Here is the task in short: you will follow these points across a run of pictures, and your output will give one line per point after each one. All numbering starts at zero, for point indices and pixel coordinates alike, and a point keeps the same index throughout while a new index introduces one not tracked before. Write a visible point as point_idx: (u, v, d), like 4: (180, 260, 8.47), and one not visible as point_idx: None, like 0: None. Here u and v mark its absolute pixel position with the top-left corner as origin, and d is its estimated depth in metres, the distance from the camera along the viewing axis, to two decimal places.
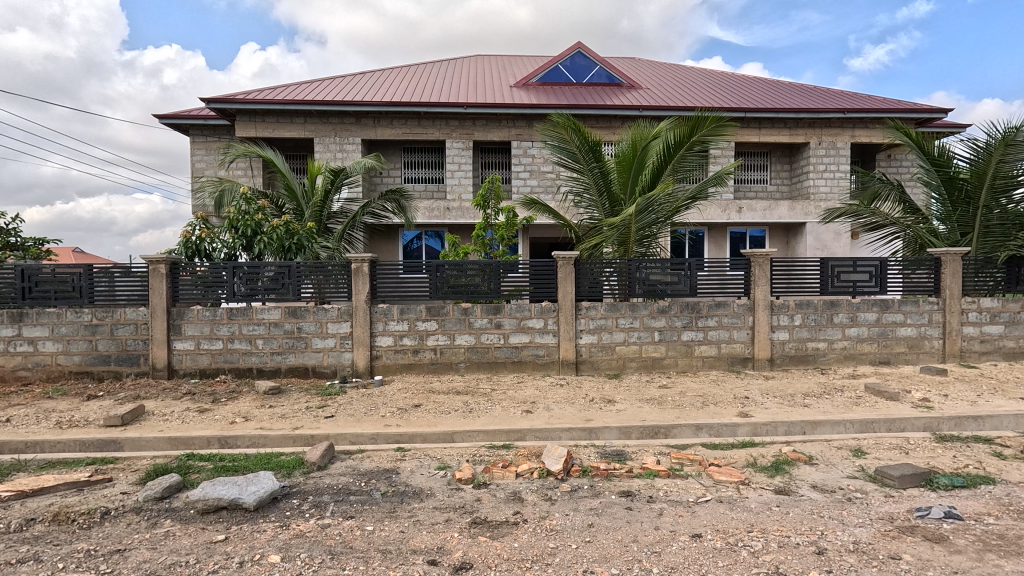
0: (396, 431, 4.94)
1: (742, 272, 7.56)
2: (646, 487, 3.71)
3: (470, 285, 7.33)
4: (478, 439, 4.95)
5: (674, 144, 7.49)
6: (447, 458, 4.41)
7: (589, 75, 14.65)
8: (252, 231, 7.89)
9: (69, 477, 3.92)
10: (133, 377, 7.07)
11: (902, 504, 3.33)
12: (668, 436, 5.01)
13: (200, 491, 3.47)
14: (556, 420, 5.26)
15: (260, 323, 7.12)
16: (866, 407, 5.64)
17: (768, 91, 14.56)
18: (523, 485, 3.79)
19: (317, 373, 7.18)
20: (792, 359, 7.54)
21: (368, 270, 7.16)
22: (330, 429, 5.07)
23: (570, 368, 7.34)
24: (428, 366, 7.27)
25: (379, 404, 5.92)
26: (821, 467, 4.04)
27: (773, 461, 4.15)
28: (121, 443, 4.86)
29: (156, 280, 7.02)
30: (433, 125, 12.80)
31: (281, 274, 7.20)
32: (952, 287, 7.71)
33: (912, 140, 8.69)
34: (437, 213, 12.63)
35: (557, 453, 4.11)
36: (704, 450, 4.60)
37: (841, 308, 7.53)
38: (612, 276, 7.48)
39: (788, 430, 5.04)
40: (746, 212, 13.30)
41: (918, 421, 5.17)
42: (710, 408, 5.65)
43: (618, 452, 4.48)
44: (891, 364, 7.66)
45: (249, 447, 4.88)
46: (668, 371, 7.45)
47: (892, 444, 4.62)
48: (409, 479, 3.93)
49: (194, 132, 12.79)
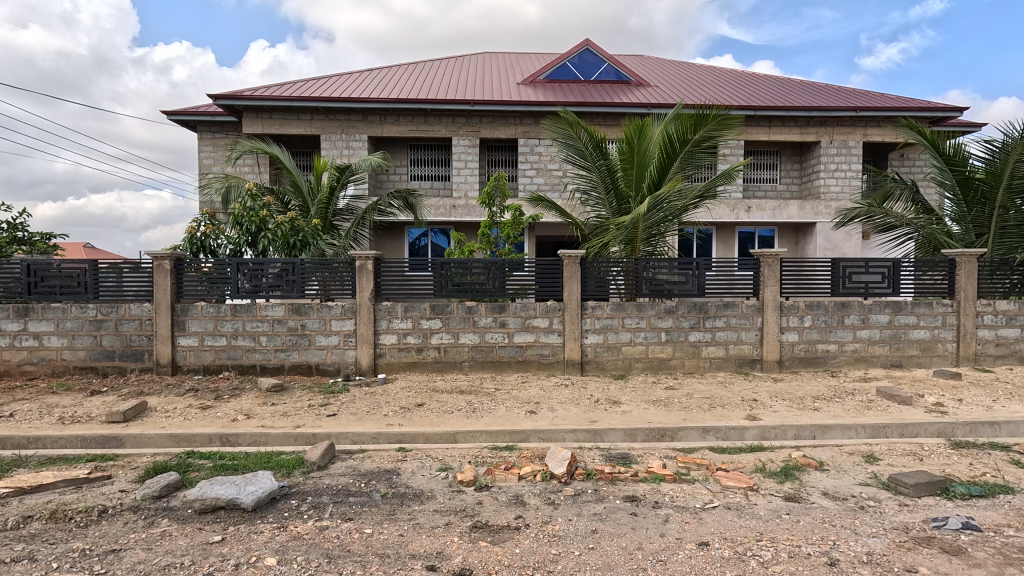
0: (398, 431, 4.88)
1: (751, 272, 7.44)
2: (651, 492, 3.62)
3: (475, 283, 7.26)
4: (481, 440, 4.88)
5: (678, 140, 7.39)
6: (449, 459, 4.34)
7: (598, 72, 14.50)
8: (256, 227, 7.83)
9: (69, 474, 3.88)
10: (138, 372, 7.07)
11: (918, 514, 3.21)
12: (675, 439, 4.92)
13: (198, 489, 3.43)
14: (560, 421, 5.18)
15: (264, 320, 7.09)
16: (877, 412, 5.51)
17: (779, 89, 14.36)
18: (526, 488, 3.71)
19: (321, 370, 7.14)
20: (802, 361, 7.41)
21: (373, 267, 7.10)
22: (333, 428, 5.02)
23: (575, 368, 7.26)
24: (432, 365, 7.20)
25: (382, 403, 5.86)
26: (832, 473, 3.92)
27: (782, 466, 4.04)
28: (122, 439, 4.83)
29: (160, 276, 7.00)
30: (439, 122, 12.74)
31: (285, 272, 7.15)
32: (967, 288, 7.54)
33: (925, 140, 8.53)
34: (442, 210, 12.60)
35: (561, 456, 4.03)
36: (712, 453, 4.50)
37: (852, 309, 7.40)
38: (618, 276, 7.38)
39: (798, 434, 4.95)
40: (755, 212, 13.13)
41: (932, 426, 5.05)
42: (718, 411, 5.55)
43: (623, 455, 4.40)
44: (903, 367, 7.51)
45: (250, 445, 4.84)
46: (675, 372, 7.35)
47: (905, 449, 4.50)
48: (409, 481, 3.85)
49: (203, 128, 12.82)
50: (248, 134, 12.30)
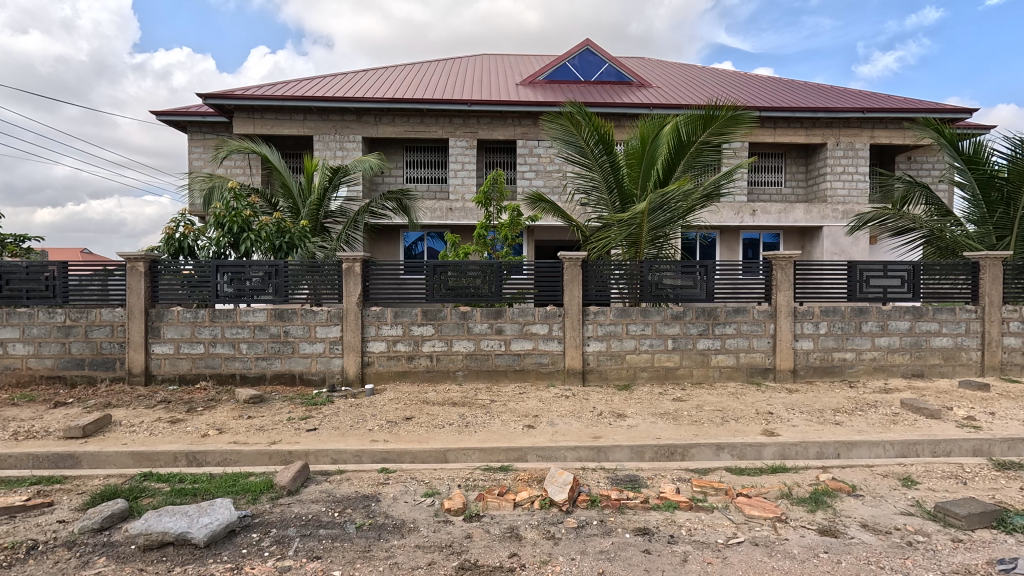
0: (384, 448, 4.44)
1: (764, 276, 7.02)
2: (666, 523, 3.17)
3: (470, 287, 6.84)
4: (472, 459, 4.42)
5: (686, 138, 7.01)
6: (436, 482, 3.88)
7: (599, 73, 14.15)
8: (239, 228, 7.38)
9: (3, 500, 3.41)
10: (108, 382, 6.60)
11: (980, 554, 2.78)
12: (687, 458, 4.47)
13: (143, 523, 2.95)
14: (561, 437, 4.73)
15: (244, 326, 6.65)
16: (905, 427, 5.07)
17: (784, 90, 14.02)
18: (522, 518, 3.25)
19: (304, 380, 6.69)
20: (817, 371, 6.97)
21: (361, 270, 6.68)
22: (311, 444, 4.57)
23: (576, 378, 6.81)
24: (423, 375, 6.76)
25: (367, 417, 5.41)
26: (868, 501, 3.47)
27: (811, 492, 3.58)
28: (78, 458, 4.37)
29: (134, 279, 6.58)
30: (436, 123, 12.35)
31: (267, 275, 6.73)
32: (992, 294, 7.12)
33: (943, 139, 8.15)
34: (439, 213, 12.18)
35: (562, 479, 3.57)
36: (730, 475, 4.04)
37: (870, 315, 6.97)
38: (621, 279, 6.96)
39: (821, 452, 4.51)
40: (760, 216, 12.74)
41: (968, 443, 4.61)
42: (731, 425, 5.09)
43: (630, 478, 3.94)
44: (925, 377, 7.07)
45: (218, 465, 4.38)
46: (682, 382, 6.90)
47: (944, 471, 4.05)
48: (390, 510, 3.38)
49: (193, 129, 12.47)
50: (239, 134, 11.93)
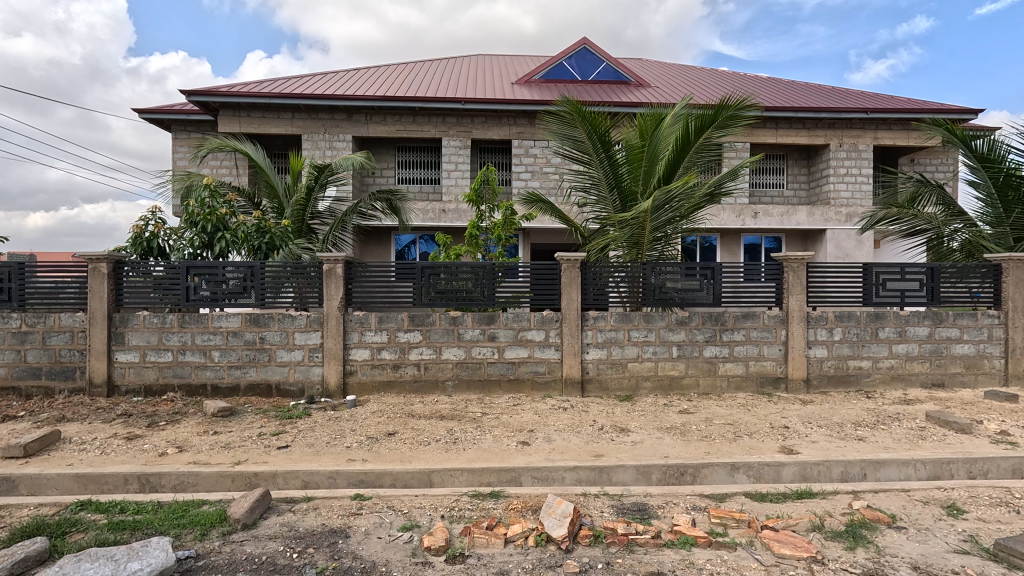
0: (360, 469, 3.95)
1: (776, 280, 6.57)
2: (683, 566, 2.69)
3: (461, 291, 6.36)
4: (460, 482, 3.93)
5: (690, 135, 6.54)
6: (417, 513, 3.38)
7: (596, 71, 13.76)
8: (214, 227, 6.87)
9: None
10: (66, 394, 6.09)
11: None
12: (698, 479, 4.01)
13: (55, 572, 2.45)
14: (558, 456, 4.25)
15: (217, 333, 6.16)
16: (935, 443, 4.62)
17: (786, 91, 13.70)
18: (514, 560, 2.77)
19: (281, 391, 6.20)
20: (832, 380, 6.53)
21: (342, 272, 6.20)
22: (281, 465, 4.08)
23: (574, 389, 6.34)
24: (409, 385, 6.28)
25: (347, 432, 4.93)
26: (914, 535, 3.01)
27: (846, 524, 3.12)
28: (14, 482, 3.87)
29: (95, 281, 6.06)
30: (428, 122, 11.91)
31: (244, 278, 6.24)
32: (1016, 298, 6.68)
33: (956, 138, 7.75)
34: (431, 214, 11.73)
35: (560, 511, 3.09)
36: (751, 502, 3.58)
37: (887, 321, 6.55)
38: (622, 282, 6.51)
39: (846, 473, 4.06)
40: (762, 218, 12.33)
41: (1007, 463, 4.16)
42: (745, 442, 4.62)
43: (638, 507, 3.46)
44: (945, 387, 6.64)
45: (174, 489, 3.88)
46: (688, 393, 6.44)
47: (991, 497, 3.60)
48: (359, 550, 2.89)
49: (177, 128, 12.00)
50: (224, 133, 11.47)
